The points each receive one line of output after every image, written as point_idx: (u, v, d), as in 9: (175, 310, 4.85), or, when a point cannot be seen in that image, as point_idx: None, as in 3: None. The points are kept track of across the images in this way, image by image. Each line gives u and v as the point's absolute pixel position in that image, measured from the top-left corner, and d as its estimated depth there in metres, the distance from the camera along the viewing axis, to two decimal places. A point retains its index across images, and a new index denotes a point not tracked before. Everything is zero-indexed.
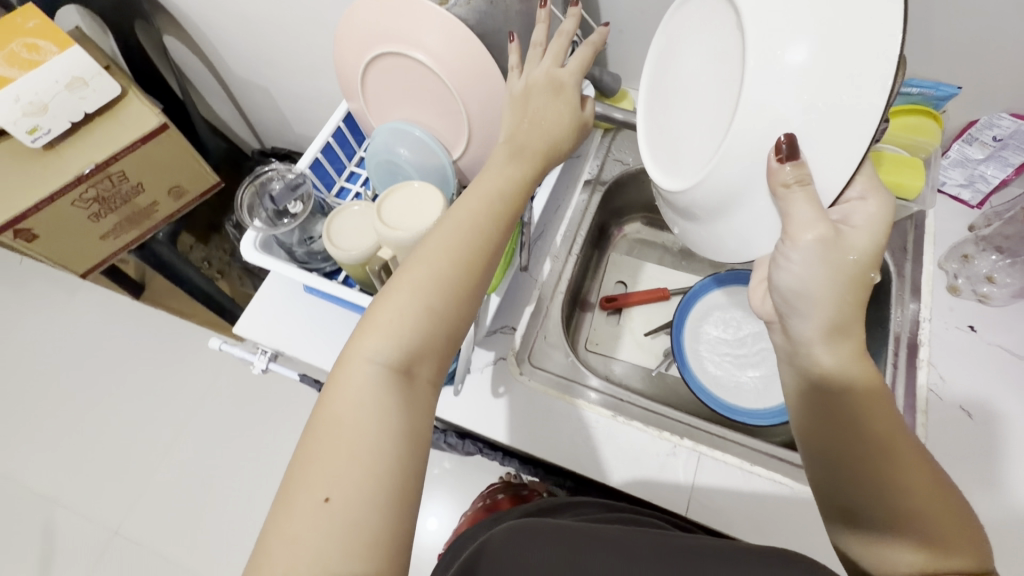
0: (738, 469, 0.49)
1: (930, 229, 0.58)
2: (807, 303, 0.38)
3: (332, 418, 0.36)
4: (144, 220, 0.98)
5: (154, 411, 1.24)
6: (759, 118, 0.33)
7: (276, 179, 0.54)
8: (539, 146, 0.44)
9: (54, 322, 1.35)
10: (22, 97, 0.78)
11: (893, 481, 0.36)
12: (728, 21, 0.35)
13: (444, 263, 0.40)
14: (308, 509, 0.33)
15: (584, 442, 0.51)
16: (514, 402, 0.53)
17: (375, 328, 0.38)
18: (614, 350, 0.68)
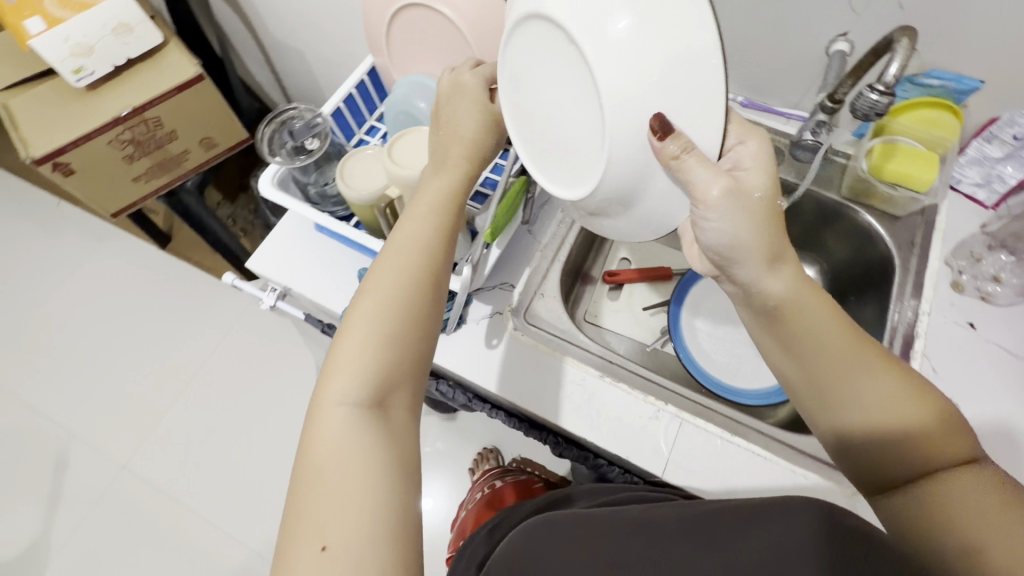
0: (718, 437, 0.50)
1: (942, 226, 0.57)
2: (743, 252, 0.40)
3: (317, 468, 0.38)
4: (174, 167, 1.01)
5: (169, 357, 1.29)
6: (631, 109, 0.36)
7: (297, 119, 0.57)
8: (461, 155, 0.46)
9: (83, 265, 1.41)
10: (71, 38, 0.82)
11: (871, 393, 0.38)
12: (563, 45, 0.37)
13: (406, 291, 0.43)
14: (307, 559, 0.34)
15: (570, 399, 0.52)
16: (506, 356, 0.54)
17: (339, 373, 0.40)
18: (611, 323, 0.69)
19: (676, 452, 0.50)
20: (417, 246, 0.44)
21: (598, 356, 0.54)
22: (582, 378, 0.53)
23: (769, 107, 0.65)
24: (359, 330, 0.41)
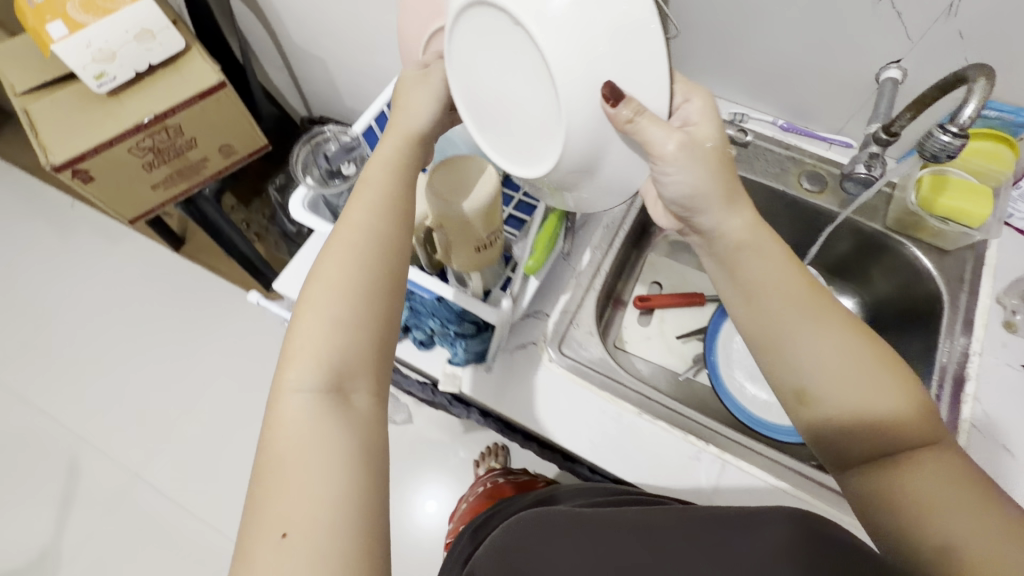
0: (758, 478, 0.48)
1: (991, 260, 0.56)
2: (700, 201, 0.41)
3: (279, 457, 0.38)
4: (193, 175, 1.00)
5: (181, 361, 1.28)
6: (583, 82, 0.36)
7: (332, 141, 0.59)
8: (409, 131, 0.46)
9: (97, 266, 1.40)
10: (93, 44, 0.81)
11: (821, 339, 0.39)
12: (503, 28, 0.38)
13: (366, 272, 0.42)
14: (269, 550, 0.34)
15: (607, 435, 0.50)
16: (541, 387, 0.53)
17: (293, 361, 0.40)
18: (642, 350, 0.67)
19: (717, 495, 0.48)
20: (382, 236, 0.44)
21: (635, 390, 0.52)
22: (621, 414, 0.51)
23: (811, 132, 0.63)
24: (318, 315, 0.41)
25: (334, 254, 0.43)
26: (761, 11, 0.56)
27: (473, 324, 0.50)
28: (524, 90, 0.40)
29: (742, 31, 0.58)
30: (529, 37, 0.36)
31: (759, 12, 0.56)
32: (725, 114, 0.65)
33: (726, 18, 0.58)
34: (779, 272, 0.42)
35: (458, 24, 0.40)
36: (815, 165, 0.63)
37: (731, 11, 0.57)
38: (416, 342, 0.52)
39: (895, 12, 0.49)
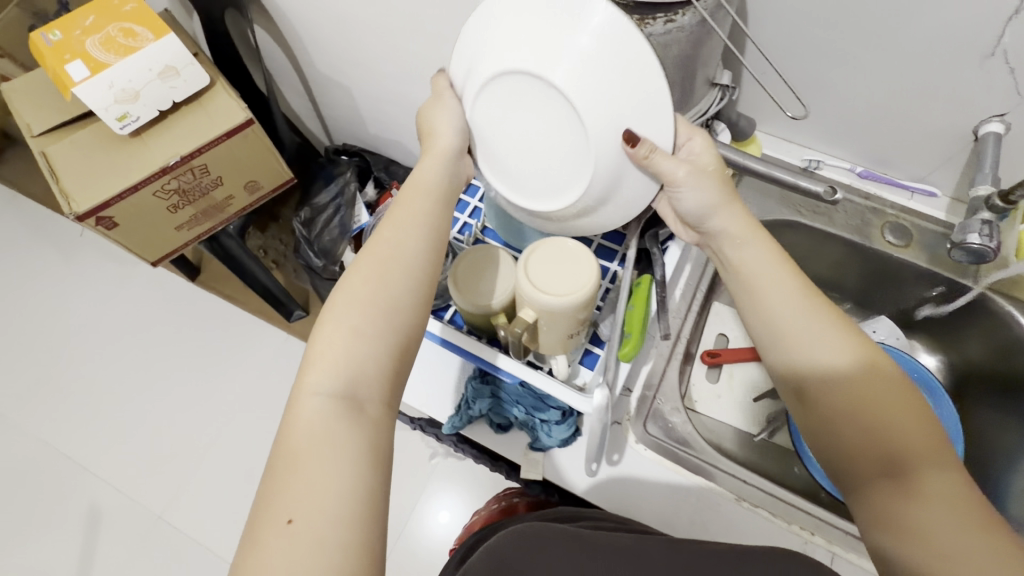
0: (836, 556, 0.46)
1: None
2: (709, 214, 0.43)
3: (290, 456, 0.34)
4: (217, 213, 0.97)
5: (201, 397, 1.23)
6: (606, 124, 0.39)
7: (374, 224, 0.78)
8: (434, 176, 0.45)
9: (107, 296, 1.35)
10: (116, 84, 0.76)
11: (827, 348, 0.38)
12: (515, 85, 0.39)
13: (390, 281, 0.40)
14: (272, 541, 0.31)
15: (700, 525, 0.47)
16: (629, 472, 0.49)
17: (317, 362, 0.37)
18: (712, 410, 0.64)
19: None
20: (406, 250, 0.42)
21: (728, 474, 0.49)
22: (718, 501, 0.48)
23: (892, 180, 0.60)
24: (343, 319, 0.38)
25: (366, 259, 0.41)
26: (852, 60, 0.52)
27: (558, 410, 0.47)
28: (542, 132, 0.41)
29: (826, 77, 0.55)
30: (546, 88, 0.38)
31: (850, 59, 0.52)
32: (800, 161, 0.62)
33: (808, 66, 0.55)
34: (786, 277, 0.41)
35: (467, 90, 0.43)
36: (898, 217, 0.60)
37: (816, 59, 0.54)
38: (495, 426, 0.50)
39: (1007, 67, 0.46)
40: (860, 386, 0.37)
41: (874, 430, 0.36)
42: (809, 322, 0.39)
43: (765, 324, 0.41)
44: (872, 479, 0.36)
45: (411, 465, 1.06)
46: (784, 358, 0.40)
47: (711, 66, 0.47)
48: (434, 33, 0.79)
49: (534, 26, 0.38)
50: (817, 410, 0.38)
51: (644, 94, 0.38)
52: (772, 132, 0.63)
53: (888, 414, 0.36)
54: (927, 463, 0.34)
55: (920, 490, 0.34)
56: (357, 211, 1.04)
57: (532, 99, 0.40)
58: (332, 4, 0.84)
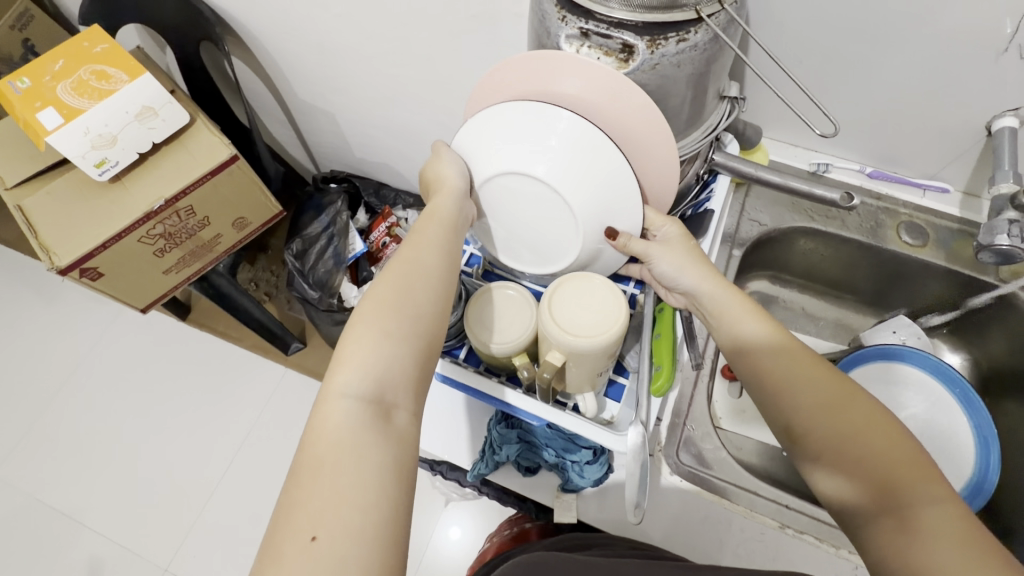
0: None
1: None
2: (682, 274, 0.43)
3: (313, 461, 0.31)
4: (206, 253, 0.93)
5: (200, 439, 1.19)
6: (592, 204, 0.42)
7: None
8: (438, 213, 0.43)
9: (92, 342, 1.30)
10: (92, 129, 0.73)
11: (795, 381, 0.37)
12: (509, 179, 0.43)
13: (419, 287, 0.38)
14: (292, 557, 0.27)
15: (744, 551, 0.45)
16: (664, 504, 0.47)
17: (346, 361, 0.34)
18: (736, 425, 0.62)
19: None
20: (428, 261, 0.40)
21: (768, 499, 0.47)
22: (761, 529, 0.46)
23: (903, 179, 0.59)
24: (370, 322, 0.35)
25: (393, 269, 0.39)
26: (858, 62, 0.51)
27: (589, 449, 0.45)
28: (535, 221, 0.44)
29: (831, 80, 0.54)
30: (540, 187, 0.42)
31: (855, 61, 0.51)
32: (808, 165, 0.60)
33: (813, 70, 0.53)
34: (749, 319, 0.40)
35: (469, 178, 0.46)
36: (911, 216, 0.59)
37: (820, 64, 0.52)
38: (522, 469, 0.48)
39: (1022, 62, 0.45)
40: (841, 416, 0.34)
41: (863, 460, 0.33)
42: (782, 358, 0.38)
43: (742, 363, 0.40)
44: (871, 519, 0.32)
45: (424, 497, 1.03)
46: (761, 393, 0.38)
47: (720, 78, 0.45)
48: (420, 57, 0.76)
49: (523, 133, 0.41)
50: (804, 446, 0.35)
51: (622, 192, 0.43)
52: (776, 138, 0.61)
53: (876, 442, 0.33)
54: (926, 496, 0.30)
55: (918, 524, 0.29)
56: (351, 240, 1.03)
57: (524, 196, 0.43)
58: (312, 32, 0.81)
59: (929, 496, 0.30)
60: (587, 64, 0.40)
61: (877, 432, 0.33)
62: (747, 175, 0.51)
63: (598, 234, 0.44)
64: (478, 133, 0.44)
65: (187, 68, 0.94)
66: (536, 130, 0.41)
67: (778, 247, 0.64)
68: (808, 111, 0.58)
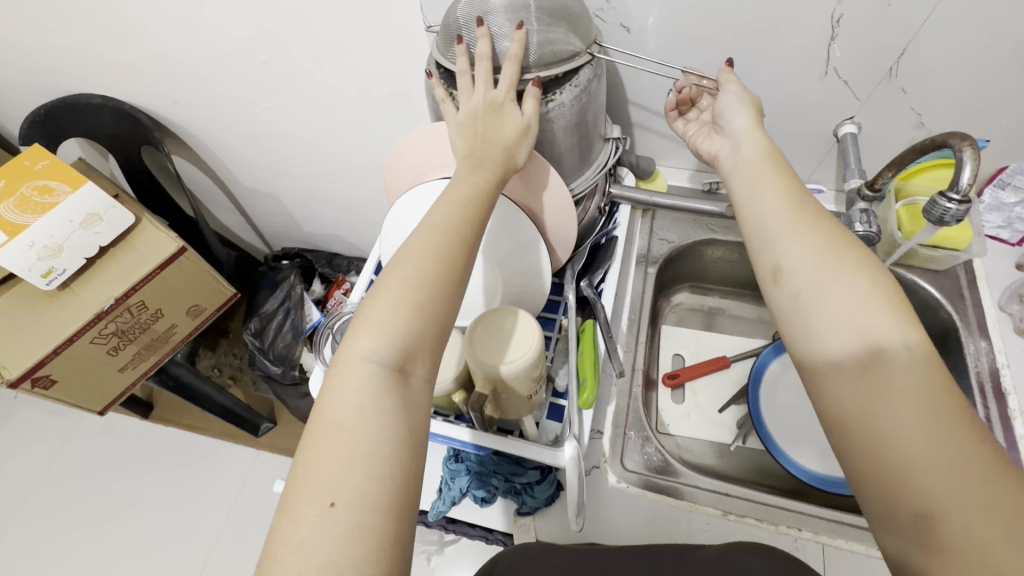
0: (816, 544, 0.47)
1: (983, 272, 0.60)
2: (738, 115, 0.48)
3: (330, 426, 0.32)
4: (162, 344, 0.94)
5: (171, 539, 1.14)
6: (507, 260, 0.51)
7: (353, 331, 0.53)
8: (496, 159, 0.43)
9: (49, 454, 1.26)
10: (37, 242, 0.75)
11: (800, 231, 0.40)
12: None
13: (454, 243, 0.39)
14: (310, 517, 0.29)
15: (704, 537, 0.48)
16: (626, 509, 0.50)
17: (366, 327, 0.35)
18: (685, 430, 0.66)
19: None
20: (457, 218, 0.40)
21: (707, 491, 0.50)
22: (708, 520, 0.49)
23: None
24: (396, 286, 0.36)
25: (425, 232, 0.39)
26: None
27: (537, 469, 0.48)
28: None
29: None
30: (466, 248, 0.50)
31: None
32: (702, 184, 0.68)
33: None
34: (767, 181, 0.43)
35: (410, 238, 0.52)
36: None
37: None
38: (478, 500, 0.50)
39: (841, 81, 0.54)
40: (832, 276, 0.37)
41: (843, 307, 0.36)
42: (790, 210, 0.41)
43: (750, 211, 0.43)
44: (838, 360, 0.35)
45: None
46: (762, 246, 0.42)
47: (599, 123, 0.52)
48: (351, 134, 0.83)
49: None
50: (787, 286, 0.39)
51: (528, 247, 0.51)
52: (673, 166, 0.69)
53: (864, 300, 0.35)
54: (895, 349, 0.33)
55: (879, 370, 0.33)
56: (307, 310, 1.06)
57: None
58: (246, 126, 0.87)
59: (905, 354, 0.33)
60: None
61: (876, 292, 0.35)
62: (642, 201, 0.59)
63: (505, 266, 0.52)
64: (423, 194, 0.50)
65: (130, 172, 0.98)
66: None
67: (689, 259, 0.70)
68: None
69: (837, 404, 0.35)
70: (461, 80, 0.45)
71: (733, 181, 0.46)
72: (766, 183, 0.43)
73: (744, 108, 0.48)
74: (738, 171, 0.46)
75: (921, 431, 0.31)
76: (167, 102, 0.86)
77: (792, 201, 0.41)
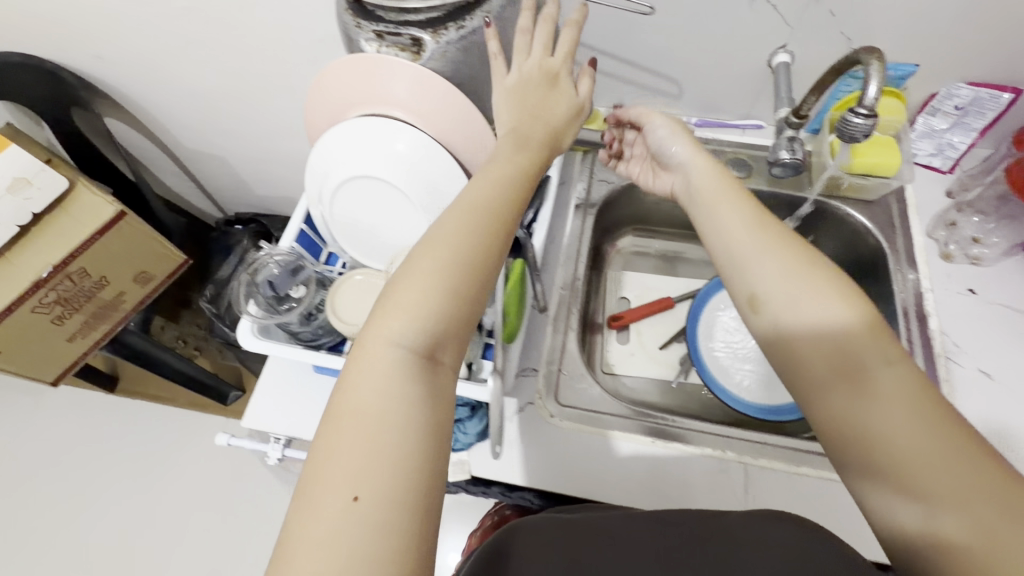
0: (739, 464, 0.51)
1: (913, 201, 0.61)
2: (682, 146, 0.48)
3: (351, 418, 0.32)
4: (112, 313, 0.93)
5: (146, 506, 1.16)
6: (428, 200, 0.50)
7: (272, 265, 0.52)
8: (544, 137, 0.44)
9: (14, 433, 1.24)
10: None
11: (769, 252, 0.40)
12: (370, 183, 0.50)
13: (490, 228, 0.38)
14: (332, 511, 0.29)
15: (702, 479, 0.50)
16: (622, 465, 0.51)
17: (394, 308, 0.35)
18: (630, 369, 0.67)
19: (754, 501, 0.49)
20: (488, 198, 0.39)
21: (702, 432, 0.52)
22: (704, 462, 0.51)
23: (722, 122, 0.67)
24: (425, 274, 0.36)
25: (456, 208, 0.39)
26: (653, 25, 0.58)
27: (466, 407, 0.51)
28: (383, 220, 0.52)
29: (636, 45, 0.60)
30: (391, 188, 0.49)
31: (653, 25, 0.57)
32: None
33: (617, 41, 0.60)
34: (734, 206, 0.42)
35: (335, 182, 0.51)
36: (737, 152, 0.66)
37: (620, 34, 0.59)
38: None
39: (772, 6, 0.53)
40: (811, 296, 0.37)
41: (825, 325, 0.36)
42: (758, 234, 0.40)
43: (716, 238, 0.42)
44: (827, 384, 0.36)
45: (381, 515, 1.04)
46: (731, 273, 0.41)
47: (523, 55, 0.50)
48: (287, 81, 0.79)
49: (381, 141, 0.48)
50: (764, 313, 0.39)
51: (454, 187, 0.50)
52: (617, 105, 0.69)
53: (846, 322, 0.36)
54: (882, 365, 0.34)
55: (873, 387, 0.34)
56: None
57: (367, 196, 0.51)
58: (179, 81, 0.83)
59: (890, 368, 0.34)
60: (390, 62, 0.45)
61: (852, 316, 0.36)
62: None
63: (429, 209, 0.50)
64: (345, 137, 0.49)
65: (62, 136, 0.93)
66: (391, 145, 0.48)
67: (625, 202, 0.71)
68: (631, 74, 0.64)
69: (835, 425, 0.35)
70: (522, 37, 0.45)
71: (692, 212, 0.46)
72: (730, 208, 0.42)
73: (681, 140, 0.48)
74: (693, 198, 0.46)
75: (926, 442, 0.32)
76: (89, 58, 0.81)
77: (758, 222, 0.41)
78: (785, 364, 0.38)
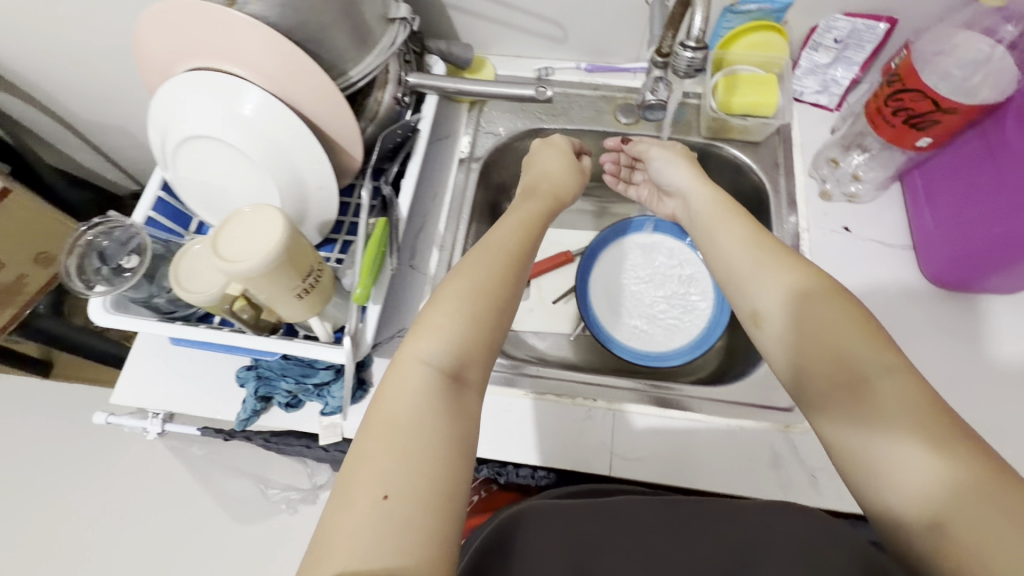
0: (607, 412, 0.53)
1: (797, 140, 0.63)
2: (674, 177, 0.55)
3: (382, 424, 0.36)
4: (14, 296, 0.89)
5: None
6: (269, 153, 0.47)
7: (103, 240, 0.50)
8: (550, 189, 0.54)
9: None
10: None
11: (764, 272, 0.43)
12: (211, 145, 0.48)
13: (510, 266, 0.44)
14: (366, 506, 0.32)
15: (628, 436, 0.52)
16: (589, 437, 0.53)
17: (426, 333, 0.39)
18: (529, 326, 0.67)
19: (620, 446, 0.52)
20: (506, 239, 0.46)
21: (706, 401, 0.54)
22: (675, 428, 0.52)
23: (613, 67, 0.66)
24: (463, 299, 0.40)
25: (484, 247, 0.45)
26: None
27: (329, 369, 0.52)
28: (235, 184, 0.50)
29: None
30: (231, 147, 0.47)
31: None
32: (532, 72, 0.67)
33: None
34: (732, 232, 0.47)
35: (177, 147, 0.49)
36: (625, 98, 0.66)
37: None
38: (283, 405, 0.52)
39: None
40: (813, 310, 0.39)
41: (826, 337, 0.38)
42: (754, 254, 0.44)
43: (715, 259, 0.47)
44: (828, 396, 0.37)
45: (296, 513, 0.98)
46: (736, 291, 0.44)
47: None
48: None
49: (212, 97, 0.46)
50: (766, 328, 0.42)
51: (295, 141, 0.47)
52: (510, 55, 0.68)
53: (847, 334, 0.37)
54: (885, 377, 0.35)
55: (873, 397, 0.34)
56: None
57: (208, 158, 0.49)
58: None
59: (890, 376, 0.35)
60: (213, 10, 0.43)
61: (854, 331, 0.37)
62: (447, 87, 0.57)
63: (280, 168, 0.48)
64: (172, 97, 0.46)
65: None
66: (224, 100, 0.46)
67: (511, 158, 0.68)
68: (520, 22, 0.64)
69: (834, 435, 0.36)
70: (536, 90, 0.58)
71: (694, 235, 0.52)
72: (723, 232, 0.47)
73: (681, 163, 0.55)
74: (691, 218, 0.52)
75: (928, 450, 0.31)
76: None
77: (754, 242, 0.45)
78: (793, 380, 0.40)
